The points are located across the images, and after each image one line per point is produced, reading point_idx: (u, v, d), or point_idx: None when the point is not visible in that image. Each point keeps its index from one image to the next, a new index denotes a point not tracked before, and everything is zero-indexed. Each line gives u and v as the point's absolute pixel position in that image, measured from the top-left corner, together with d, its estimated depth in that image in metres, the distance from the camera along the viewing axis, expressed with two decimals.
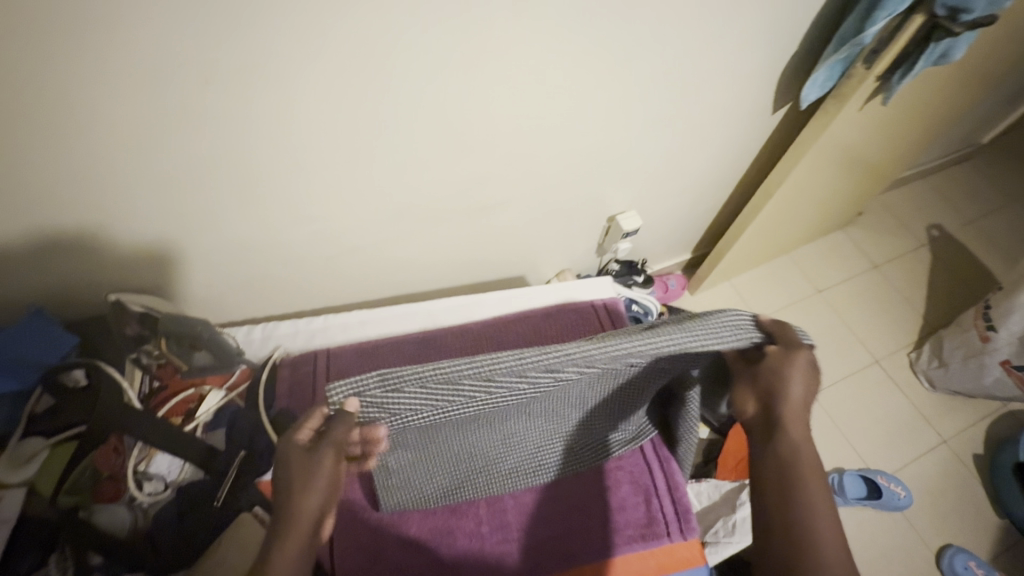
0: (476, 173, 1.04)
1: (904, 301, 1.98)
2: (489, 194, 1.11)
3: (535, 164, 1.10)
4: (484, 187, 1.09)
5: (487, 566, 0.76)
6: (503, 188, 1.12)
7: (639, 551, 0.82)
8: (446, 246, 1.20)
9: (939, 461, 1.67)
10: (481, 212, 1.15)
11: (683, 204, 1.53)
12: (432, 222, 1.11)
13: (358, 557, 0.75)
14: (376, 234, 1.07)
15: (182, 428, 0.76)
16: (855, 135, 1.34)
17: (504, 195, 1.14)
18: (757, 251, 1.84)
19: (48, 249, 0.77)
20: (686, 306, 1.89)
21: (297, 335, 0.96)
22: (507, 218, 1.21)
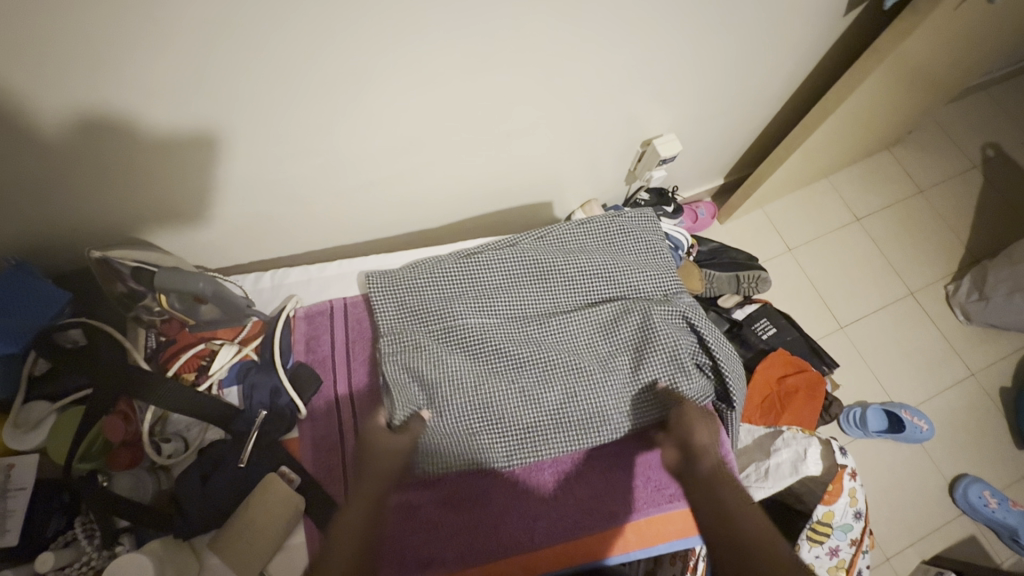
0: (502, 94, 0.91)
1: (947, 228, 1.86)
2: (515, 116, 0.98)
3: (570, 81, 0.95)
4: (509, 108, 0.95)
5: (524, 522, 0.74)
6: (530, 110, 0.98)
7: (682, 509, 0.79)
8: (465, 176, 1.08)
9: (965, 394, 1.65)
10: (505, 138, 1.02)
11: (724, 124, 1.38)
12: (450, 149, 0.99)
13: (394, 516, 0.73)
14: (390, 162, 0.96)
15: (195, 388, 0.71)
16: (938, 41, 1.16)
17: (531, 117, 1.00)
18: (796, 175, 1.70)
19: (29, 167, 0.70)
20: (714, 235, 1.78)
21: (310, 284, 0.88)
22: (533, 143, 1.08)
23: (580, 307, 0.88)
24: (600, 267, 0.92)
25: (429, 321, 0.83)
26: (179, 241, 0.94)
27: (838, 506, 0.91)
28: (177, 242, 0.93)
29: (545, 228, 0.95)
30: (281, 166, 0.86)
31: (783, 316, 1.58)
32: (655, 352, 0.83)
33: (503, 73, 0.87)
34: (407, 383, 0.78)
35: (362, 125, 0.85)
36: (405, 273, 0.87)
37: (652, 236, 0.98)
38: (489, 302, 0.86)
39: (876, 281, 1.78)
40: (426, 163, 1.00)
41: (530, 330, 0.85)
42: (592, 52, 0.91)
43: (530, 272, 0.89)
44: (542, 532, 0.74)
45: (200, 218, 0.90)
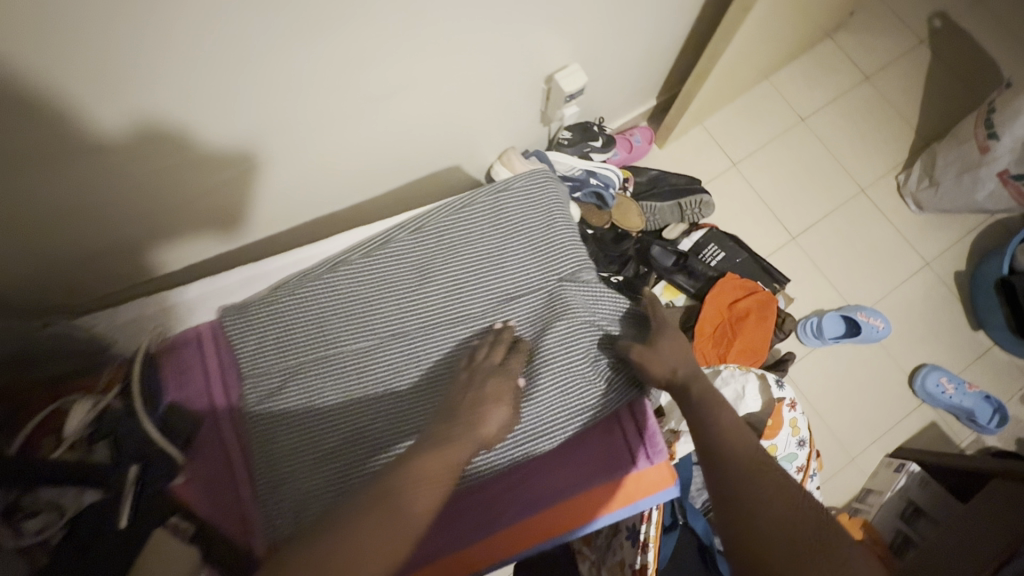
0: (358, 65, 0.75)
1: (895, 115, 1.76)
2: (388, 89, 0.84)
3: (447, 40, 0.81)
4: (373, 80, 0.80)
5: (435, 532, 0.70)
6: (402, 78, 0.83)
7: (603, 484, 0.71)
8: (350, 165, 0.95)
9: (921, 285, 1.63)
10: (378, 114, 0.87)
11: (641, 42, 1.24)
12: (319, 140, 0.84)
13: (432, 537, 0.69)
14: (248, 172, 0.81)
15: (54, 455, 0.63)
16: None
17: (408, 88, 0.86)
18: (731, 84, 1.58)
19: None
20: (654, 163, 1.68)
21: (169, 312, 0.77)
22: (421, 112, 0.94)
23: (470, 309, 0.75)
24: (486, 253, 0.78)
25: (285, 350, 0.72)
26: (204, 250, 0.92)
27: (780, 438, 0.89)
28: (186, 255, 0.91)
29: (421, 216, 0.79)
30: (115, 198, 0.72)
31: (731, 238, 1.52)
32: (557, 355, 0.72)
33: (353, 46, 0.72)
34: (259, 431, 0.70)
35: (187, 137, 0.70)
36: (261, 300, 0.74)
37: (551, 203, 0.83)
38: (353, 317, 0.74)
39: (825, 184, 1.71)
40: (294, 162, 0.85)
41: (400, 346, 0.73)
42: None
43: (401, 273, 0.76)
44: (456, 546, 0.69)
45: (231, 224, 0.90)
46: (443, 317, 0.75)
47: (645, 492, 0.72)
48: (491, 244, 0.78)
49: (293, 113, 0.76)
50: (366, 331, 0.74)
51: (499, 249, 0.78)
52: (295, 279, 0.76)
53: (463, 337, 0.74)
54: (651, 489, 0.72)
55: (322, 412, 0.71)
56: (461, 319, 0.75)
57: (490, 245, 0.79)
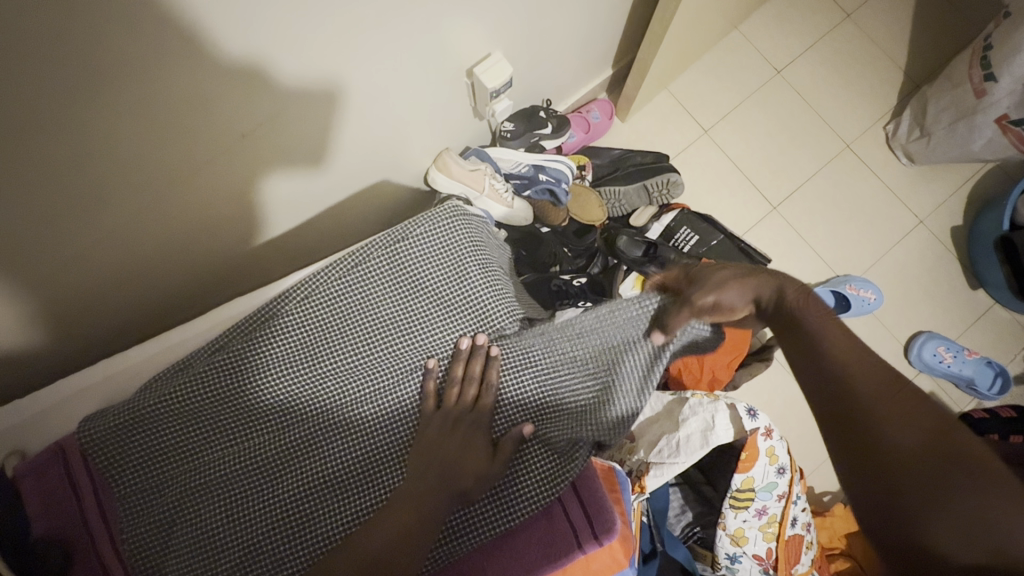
0: (207, 114, 0.61)
1: (881, 56, 1.59)
2: (259, 129, 0.69)
3: (327, 59, 0.67)
4: (238, 126, 0.66)
5: None
6: (276, 111, 0.68)
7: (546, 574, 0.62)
8: (245, 214, 0.81)
9: (915, 246, 1.50)
10: (256, 154, 0.73)
11: (582, 12, 1.07)
12: (187, 201, 0.70)
13: None
14: (102, 256, 0.68)
15: None
16: None
17: (290, 121, 0.71)
18: (693, 42, 1.41)
19: None
20: (616, 139, 1.53)
21: (23, 427, 0.65)
22: (324, 140, 0.80)
23: (378, 386, 0.65)
24: (389, 315, 0.67)
25: (162, 457, 0.63)
26: (297, 190, 0.86)
27: (756, 470, 0.81)
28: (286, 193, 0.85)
29: (308, 281, 0.68)
30: None
31: (704, 219, 1.39)
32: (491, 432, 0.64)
33: (192, 96, 0.57)
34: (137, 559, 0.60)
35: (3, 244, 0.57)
36: (134, 400, 0.64)
37: (462, 244, 0.70)
38: (239, 410, 0.64)
39: (807, 143, 1.55)
40: (161, 229, 0.71)
41: (298, 440, 0.63)
42: None
43: (290, 351, 0.65)
44: None
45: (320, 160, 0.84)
46: (348, 398, 0.64)
47: None
48: (393, 304, 0.67)
49: (134, 183, 0.62)
50: (257, 426, 0.63)
51: (405, 309, 0.67)
52: (173, 372, 0.67)
53: (373, 419, 0.63)
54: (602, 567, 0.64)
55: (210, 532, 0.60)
56: (367, 401, 0.64)
57: (395, 305, 0.67)
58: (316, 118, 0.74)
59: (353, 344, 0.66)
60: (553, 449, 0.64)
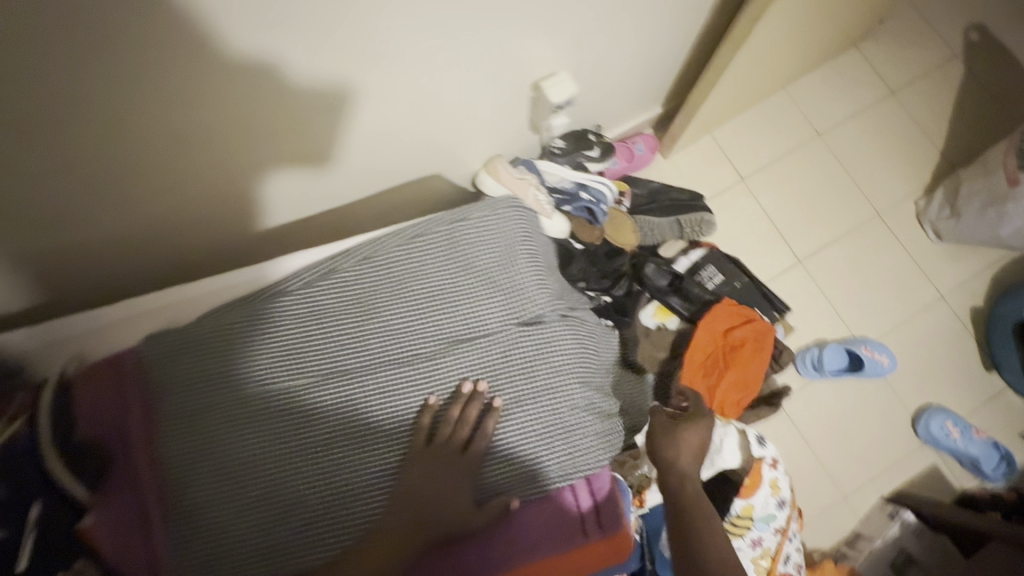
0: (224, 99, 0.67)
1: (920, 134, 1.65)
2: (274, 112, 0.73)
3: (362, 56, 0.72)
4: (253, 109, 0.71)
5: None
6: (295, 105, 0.74)
7: (550, 553, 0.64)
8: (246, 200, 0.87)
9: (933, 319, 1.53)
10: (272, 139, 0.78)
11: (645, 47, 1.16)
12: (194, 169, 0.75)
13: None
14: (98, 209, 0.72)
15: None
16: None
17: (311, 112, 0.77)
18: (743, 93, 1.48)
19: None
20: (656, 172, 1.59)
21: (91, 332, 0.71)
22: (339, 137, 0.85)
23: (419, 349, 0.69)
24: (438, 285, 0.71)
25: (205, 383, 0.67)
26: (300, 188, 0.91)
27: (757, 499, 0.82)
28: (280, 195, 0.90)
29: (370, 244, 0.73)
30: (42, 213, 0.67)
31: (730, 260, 1.43)
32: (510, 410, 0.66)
33: (213, 77, 0.63)
34: (170, 468, 0.64)
35: (15, 176, 0.62)
36: (192, 328, 0.69)
37: (514, 234, 0.75)
38: (286, 349, 0.68)
39: (839, 204, 1.60)
40: (163, 194, 0.76)
41: (337, 386, 0.67)
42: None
43: (342, 304, 0.70)
44: None
45: (324, 161, 0.89)
46: (386, 358, 0.68)
47: (592, 567, 0.66)
48: (442, 276, 0.71)
49: (138, 145, 0.67)
50: (300, 368, 0.67)
51: (454, 283, 0.71)
52: (230, 306, 0.71)
53: (408, 380, 0.67)
54: (605, 557, 0.66)
55: (243, 456, 0.64)
56: (407, 361, 0.68)
57: (444, 280, 0.71)
58: (323, 119, 0.79)
59: (402, 307, 0.70)
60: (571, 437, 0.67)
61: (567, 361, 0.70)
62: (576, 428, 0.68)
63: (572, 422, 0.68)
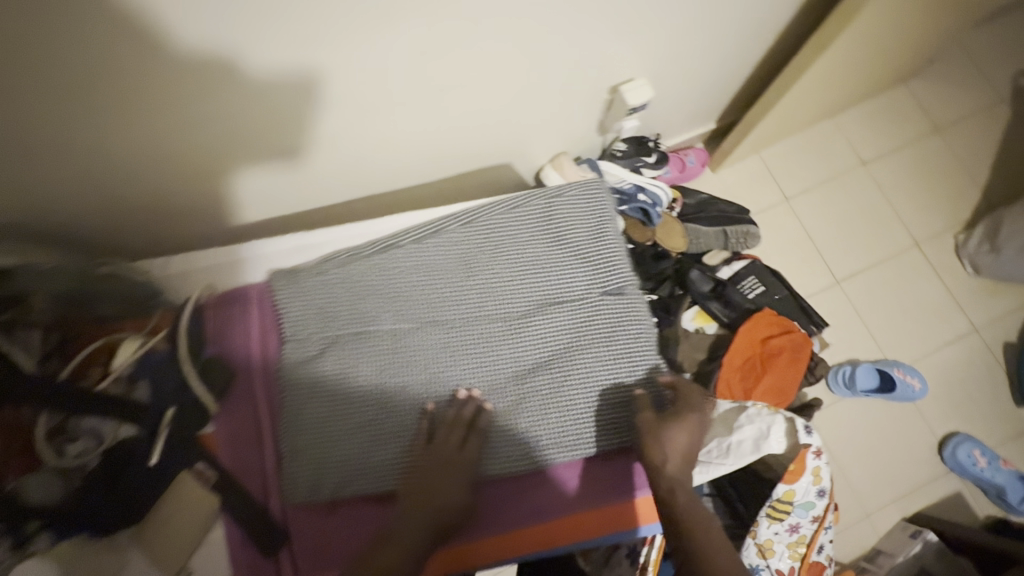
0: (176, 92, 0.62)
1: (962, 173, 1.69)
2: (227, 103, 0.67)
3: (347, 43, 0.66)
4: (213, 104, 0.66)
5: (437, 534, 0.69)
6: (260, 102, 0.68)
7: (614, 501, 0.71)
8: (213, 198, 0.83)
9: (966, 350, 1.56)
10: (253, 134, 0.74)
11: (711, 62, 1.24)
12: (146, 159, 0.71)
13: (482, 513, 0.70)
14: (123, 191, 0.73)
15: (97, 384, 0.66)
16: None
17: (279, 106, 0.71)
18: (796, 117, 1.55)
19: None
20: (703, 185, 1.66)
21: (222, 266, 0.76)
22: (322, 135, 0.79)
23: (512, 310, 0.74)
24: (533, 254, 0.75)
25: (315, 319, 0.72)
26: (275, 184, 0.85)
27: (799, 485, 0.88)
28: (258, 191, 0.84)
29: (472, 210, 0.77)
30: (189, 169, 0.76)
31: (775, 275, 1.48)
32: (593, 374, 0.72)
33: (151, 64, 0.58)
34: (283, 392, 0.71)
35: (111, 158, 0.68)
36: (311, 271, 0.74)
37: (605, 213, 0.79)
38: (390, 297, 0.73)
39: (879, 231, 1.65)
40: (113, 183, 0.72)
41: (436, 335, 0.72)
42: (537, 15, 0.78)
43: (443, 261, 0.75)
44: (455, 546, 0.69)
45: (299, 158, 0.82)
46: (487, 314, 0.73)
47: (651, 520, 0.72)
48: (537, 246, 0.76)
49: (92, 135, 0.64)
50: (402, 316, 0.73)
51: (548, 253, 0.76)
52: (337, 252, 0.76)
53: (508, 337, 0.72)
54: (650, 517, 0.72)
55: (349, 389, 0.70)
56: (501, 320, 0.73)
57: (540, 249, 0.76)
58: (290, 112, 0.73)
59: (499, 270, 0.75)
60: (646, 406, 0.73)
61: (648, 334, 0.75)
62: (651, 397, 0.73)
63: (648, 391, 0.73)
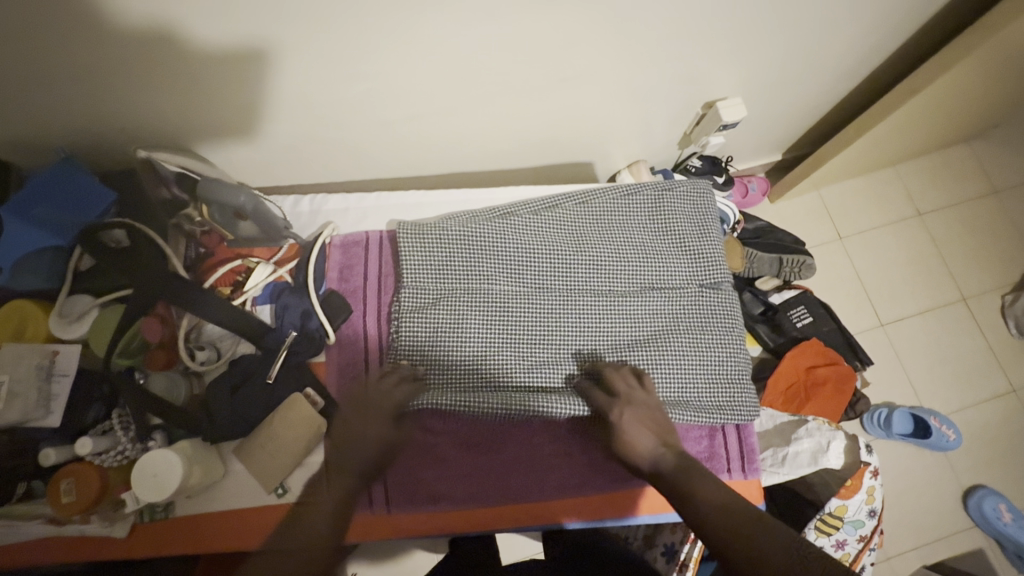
0: (141, 54, 0.63)
1: (1013, 235, 1.73)
2: (216, 74, 0.69)
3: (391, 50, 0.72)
4: (176, 71, 0.67)
5: (523, 490, 0.73)
6: (231, 71, 0.69)
7: None
8: (314, 154, 0.91)
9: (1002, 409, 1.58)
10: (227, 104, 0.74)
11: (797, 96, 1.30)
12: (234, 129, 0.80)
13: (563, 475, 0.74)
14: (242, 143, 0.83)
15: (229, 301, 0.71)
16: None
17: (240, 78, 0.70)
18: (860, 161, 1.60)
19: (81, 130, 0.73)
20: (761, 214, 1.70)
21: (349, 212, 0.83)
22: (394, 117, 0.87)
23: (616, 289, 0.79)
24: (641, 239, 0.81)
25: (433, 268, 0.76)
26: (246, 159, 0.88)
27: (853, 501, 0.90)
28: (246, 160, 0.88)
29: (588, 192, 0.83)
30: (320, 114, 0.82)
31: (823, 306, 1.51)
32: (687, 360, 0.76)
33: (250, 35, 0.64)
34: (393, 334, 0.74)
35: (239, 117, 0.78)
36: (434, 225, 0.78)
37: (708, 214, 0.85)
38: (506, 259, 0.78)
39: (926, 282, 1.68)
40: (148, 131, 0.76)
41: (544, 301, 0.77)
42: (662, 13, 0.83)
43: (558, 233, 0.80)
44: (536, 503, 0.73)
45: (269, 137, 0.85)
46: (590, 290, 0.78)
47: None
48: (644, 233, 0.81)
49: (59, 79, 0.64)
50: (516, 278, 0.77)
51: (654, 242, 0.81)
52: (459, 214, 0.81)
53: (612, 313, 0.77)
54: None
55: (458, 338, 0.74)
56: (606, 297, 0.78)
57: (647, 237, 0.81)
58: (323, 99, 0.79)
59: (608, 250, 0.80)
60: (731, 399, 0.77)
61: (739, 333, 0.80)
62: (737, 392, 0.77)
63: (735, 384, 0.77)
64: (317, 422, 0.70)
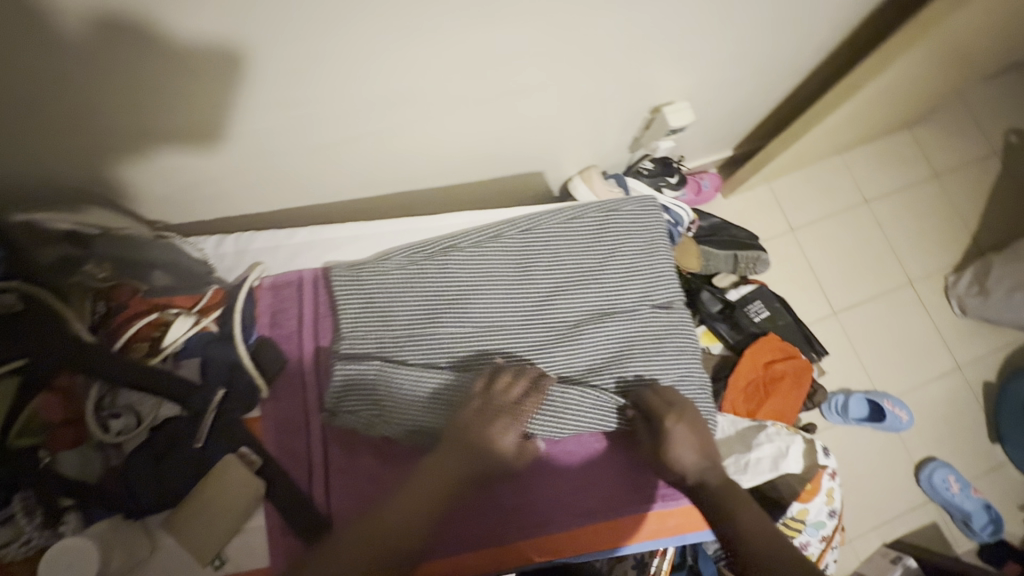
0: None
1: (956, 218, 1.80)
2: (106, 113, 0.60)
3: (316, 87, 0.66)
4: (48, 106, 0.58)
5: (482, 535, 0.69)
6: (115, 105, 0.60)
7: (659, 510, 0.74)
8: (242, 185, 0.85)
9: (948, 387, 1.65)
10: (116, 119, 0.62)
11: (743, 95, 1.30)
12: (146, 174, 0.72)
13: (520, 517, 0.71)
14: (155, 187, 0.74)
15: (147, 363, 0.65)
16: (969, 21, 1.09)
17: (117, 97, 0.59)
18: (806, 154, 1.62)
19: None
20: (715, 210, 1.71)
21: (278, 250, 0.77)
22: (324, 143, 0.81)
23: (569, 318, 0.76)
24: (591, 264, 0.79)
25: (371, 310, 0.72)
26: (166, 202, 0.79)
27: (813, 504, 0.92)
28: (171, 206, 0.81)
29: (533, 218, 0.79)
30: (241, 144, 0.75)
31: (777, 299, 1.52)
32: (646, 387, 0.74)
33: (138, 71, 0.56)
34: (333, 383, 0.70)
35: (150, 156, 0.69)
36: (371, 265, 0.75)
37: (656, 231, 0.83)
38: (450, 296, 0.74)
39: (874, 268, 1.73)
40: (45, 178, 0.68)
41: (495, 338, 0.73)
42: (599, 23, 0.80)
43: (505, 264, 0.77)
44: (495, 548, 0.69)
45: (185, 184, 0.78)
46: (542, 322, 0.75)
47: (696, 528, 0.74)
48: (593, 257, 0.79)
49: None
50: (463, 317, 0.73)
51: (604, 266, 0.79)
52: (397, 249, 0.78)
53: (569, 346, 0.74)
54: (693, 525, 0.74)
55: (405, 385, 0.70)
56: (558, 328, 0.75)
57: (597, 261, 0.79)
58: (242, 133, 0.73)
59: (557, 278, 0.77)
60: None
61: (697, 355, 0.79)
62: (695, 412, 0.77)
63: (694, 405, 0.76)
64: (253, 488, 0.65)
